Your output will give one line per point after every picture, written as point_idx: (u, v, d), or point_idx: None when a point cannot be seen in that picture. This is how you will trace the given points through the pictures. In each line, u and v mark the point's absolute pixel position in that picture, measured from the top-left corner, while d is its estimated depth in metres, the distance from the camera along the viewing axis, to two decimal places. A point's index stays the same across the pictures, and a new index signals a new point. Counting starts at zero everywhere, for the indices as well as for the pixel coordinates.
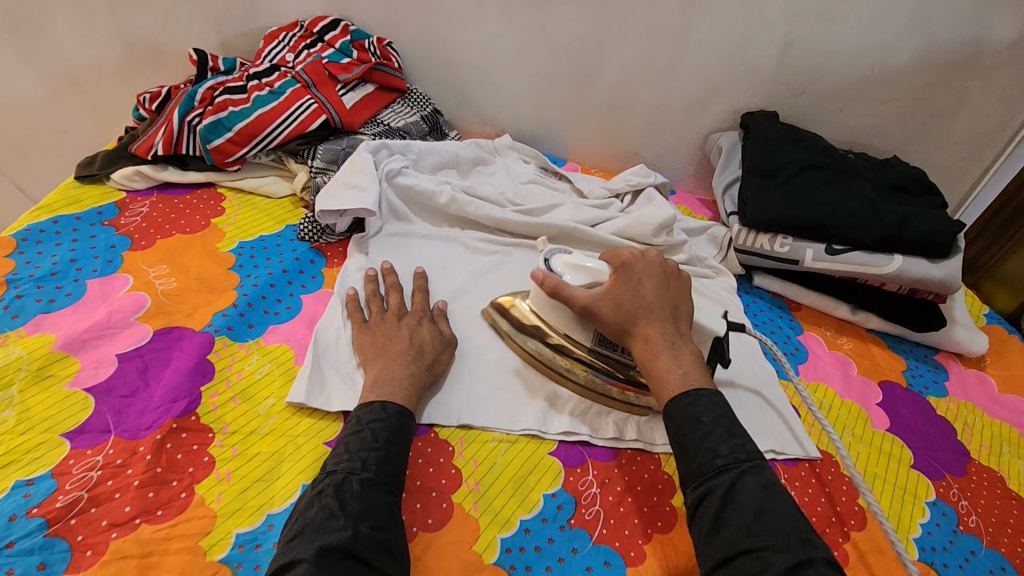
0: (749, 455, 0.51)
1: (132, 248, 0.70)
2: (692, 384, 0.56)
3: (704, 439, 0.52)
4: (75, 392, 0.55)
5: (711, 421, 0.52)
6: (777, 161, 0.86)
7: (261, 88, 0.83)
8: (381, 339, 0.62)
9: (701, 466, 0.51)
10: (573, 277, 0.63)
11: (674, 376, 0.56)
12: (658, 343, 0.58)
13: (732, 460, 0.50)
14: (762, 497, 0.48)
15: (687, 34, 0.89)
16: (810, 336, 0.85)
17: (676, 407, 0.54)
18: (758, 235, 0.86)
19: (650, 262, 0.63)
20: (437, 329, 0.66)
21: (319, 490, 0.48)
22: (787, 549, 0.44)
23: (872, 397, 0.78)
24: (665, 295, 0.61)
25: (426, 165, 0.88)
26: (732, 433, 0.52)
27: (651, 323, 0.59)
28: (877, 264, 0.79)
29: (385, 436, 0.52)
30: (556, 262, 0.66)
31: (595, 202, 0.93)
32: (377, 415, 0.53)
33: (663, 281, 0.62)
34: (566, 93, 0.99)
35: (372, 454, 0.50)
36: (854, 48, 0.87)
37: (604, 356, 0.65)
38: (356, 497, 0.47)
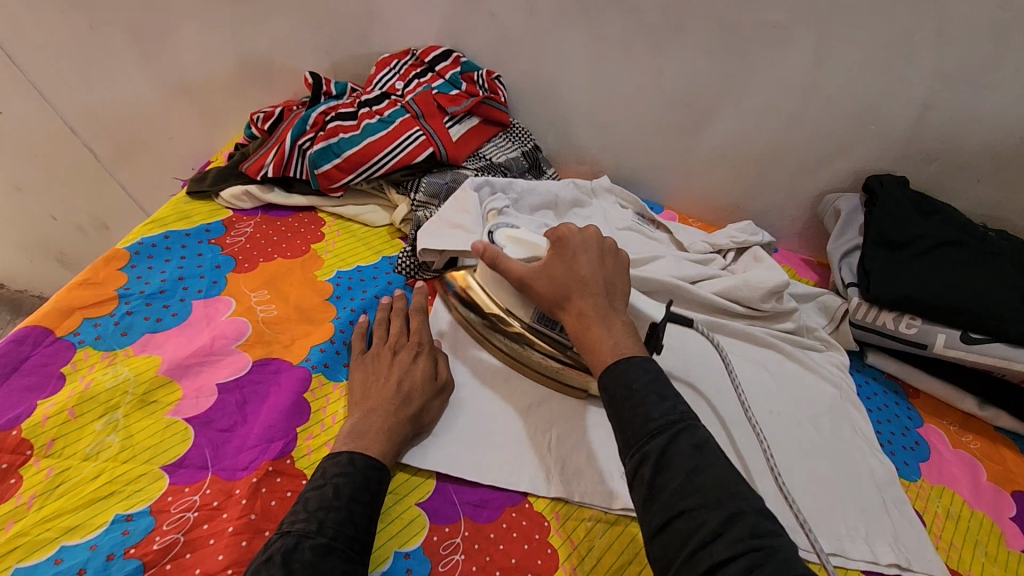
0: (682, 417, 0.47)
1: (235, 269, 0.70)
2: (623, 354, 0.53)
3: (637, 407, 0.48)
4: (177, 421, 0.54)
5: (643, 387, 0.49)
6: (907, 234, 0.79)
7: (372, 116, 0.83)
8: (370, 378, 0.59)
9: (636, 431, 0.47)
10: (511, 249, 0.65)
11: (605, 347, 0.53)
12: (591, 316, 0.56)
13: (665, 423, 0.46)
14: (693, 458, 0.44)
15: (815, 89, 0.83)
16: (931, 430, 0.77)
17: (609, 378, 0.51)
18: (881, 312, 0.79)
19: (586, 240, 0.61)
20: (433, 368, 0.61)
21: (266, 557, 0.42)
22: (721, 506, 0.41)
23: (1005, 510, 0.69)
24: (597, 270, 0.59)
25: (526, 205, 0.86)
26: (664, 397, 0.48)
27: (585, 298, 0.57)
28: (1022, 359, 0.71)
29: (348, 493, 0.47)
30: (499, 236, 0.68)
31: (697, 257, 0.88)
32: (343, 469, 0.49)
33: (599, 260, 0.60)
34: (672, 139, 0.94)
35: (330, 515, 0.45)
36: (1004, 116, 0.79)
37: (544, 336, 0.65)
38: (305, 568, 0.41)
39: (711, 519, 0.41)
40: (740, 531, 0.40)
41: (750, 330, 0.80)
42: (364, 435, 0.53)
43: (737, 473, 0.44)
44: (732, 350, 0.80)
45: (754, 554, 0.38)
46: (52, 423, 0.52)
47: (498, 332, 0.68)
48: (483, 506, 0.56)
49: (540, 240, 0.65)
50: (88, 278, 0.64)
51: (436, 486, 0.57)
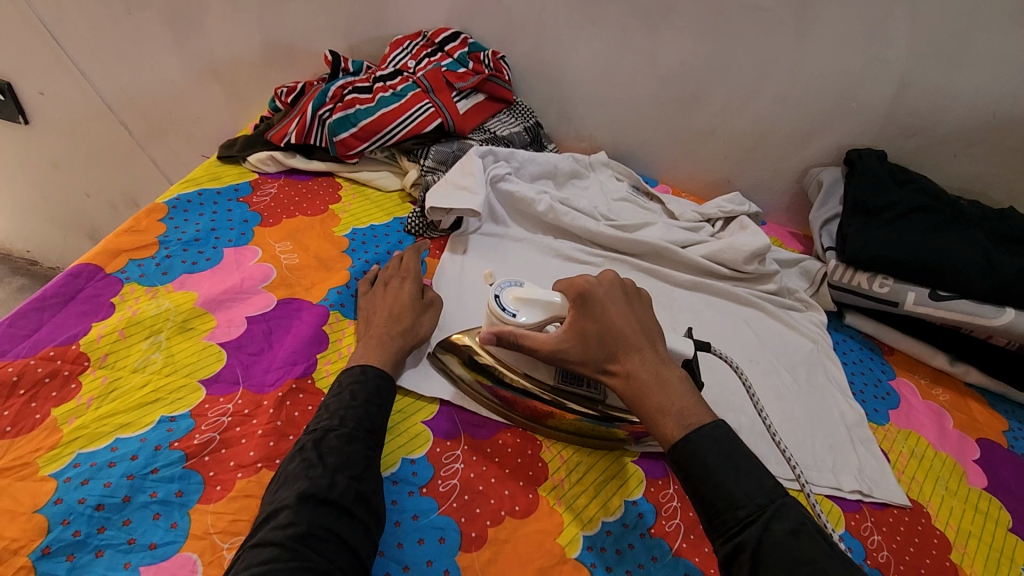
0: (770, 496, 0.45)
1: (261, 224, 0.78)
2: (690, 424, 0.50)
3: (718, 488, 0.46)
4: (212, 345, 0.62)
5: (722, 471, 0.47)
6: (882, 201, 0.85)
7: (386, 90, 0.90)
8: (369, 310, 0.67)
9: (722, 518, 0.46)
10: (527, 315, 0.61)
11: (669, 417, 0.51)
12: (641, 378, 0.54)
13: (754, 509, 0.45)
14: (790, 547, 0.42)
15: (798, 67, 0.89)
16: (902, 383, 0.83)
17: (681, 457, 0.49)
18: (856, 273, 0.85)
19: (612, 285, 0.60)
20: (419, 291, 0.69)
21: (300, 446, 0.50)
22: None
23: (968, 453, 0.74)
24: (632, 321, 0.58)
25: (527, 173, 0.92)
26: (743, 473, 0.46)
27: (627, 355, 0.55)
28: (985, 314, 0.76)
29: (364, 395, 0.55)
30: (507, 298, 0.63)
31: (686, 225, 0.94)
32: (358, 377, 0.56)
33: (628, 307, 0.59)
34: (666, 117, 1.01)
35: (350, 412, 0.52)
36: (976, 92, 0.85)
37: (571, 395, 0.63)
38: (334, 451, 0.49)
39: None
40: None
41: (733, 289, 0.86)
42: (365, 355, 0.60)
43: (837, 559, 0.42)
44: (715, 306, 0.86)
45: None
46: (105, 341, 0.59)
47: (519, 402, 0.63)
48: (481, 426, 0.63)
49: (552, 295, 0.62)
50: (133, 227, 0.72)
51: (440, 409, 0.63)
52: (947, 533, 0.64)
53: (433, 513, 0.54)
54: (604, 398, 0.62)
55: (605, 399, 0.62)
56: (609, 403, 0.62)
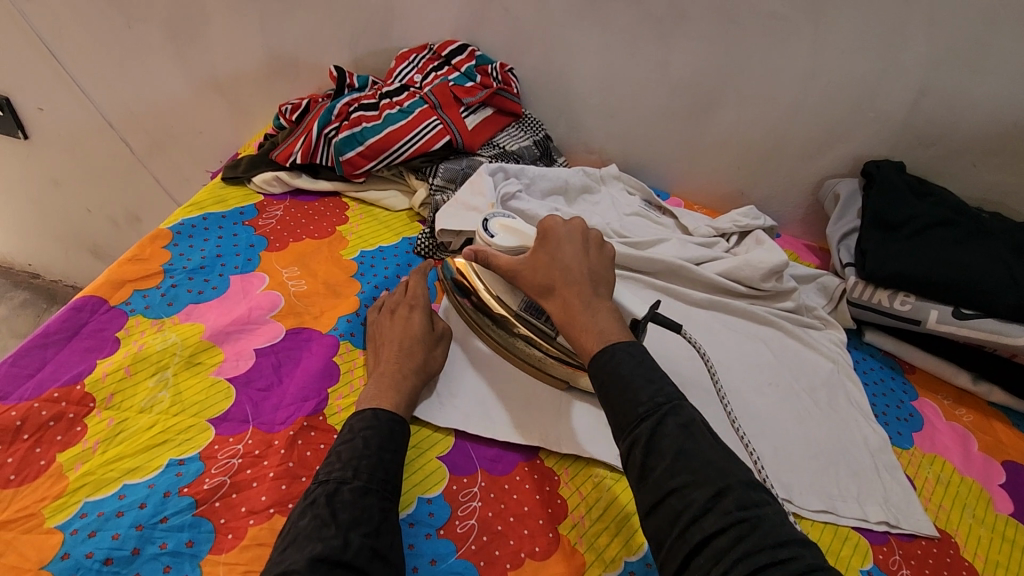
0: (667, 397, 0.49)
1: (268, 248, 0.76)
2: (610, 343, 0.55)
3: (625, 389, 0.50)
4: (220, 380, 0.60)
5: (630, 372, 0.51)
6: (902, 215, 0.83)
7: (392, 106, 0.88)
8: (377, 340, 0.65)
9: (624, 417, 0.49)
10: (502, 237, 0.69)
11: (592, 335, 0.56)
12: (575, 305, 0.59)
13: (653, 407, 0.48)
14: (680, 438, 0.46)
15: (814, 76, 0.87)
16: (925, 403, 0.81)
17: (597, 365, 0.53)
18: (876, 290, 0.83)
19: (572, 231, 0.65)
20: (428, 321, 0.67)
21: (312, 501, 0.48)
22: (709, 480, 0.43)
23: (995, 477, 0.72)
24: (583, 261, 0.62)
25: (537, 190, 0.90)
26: (649, 379, 0.50)
27: (569, 288, 0.60)
28: (1010, 332, 0.75)
29: (376, 442, 0.53)
30: (494, 224, 0.71)
31: (701, 240, 0.92)
32: (369, 423, 0.54)
33: (583, 250, 0.63)
34: (678, 128, 0.99)
35: (363, 462, 0.51)
36: (998, 101, 0.83)
37: (530, 323, 0.68)
38: (348, 507, 0.47)
39: (699, 492, 0.43)
40: (727, 502, 0.42)
41: (751, 308, 0.84)
42: (378, 397, 0.58)
43: (719, 448, 0.46)
44: (732, 326, 0.84)
45: (739, 525, 0.41)
46: (110, 380, 0.57)
47: (491, 321, 0.71)
48: (498, 461, 0.61)
49: (531, 229, 0.70)
50: (136, 255, 0.70)
51: (455, 443, 0.62)
52: (976, 564, 0.63)
53: (451, 557, 0.52)
54: (556, 334, 0.66)
55: (556, 336, 0.66)
56: (560, 342, 0.66)
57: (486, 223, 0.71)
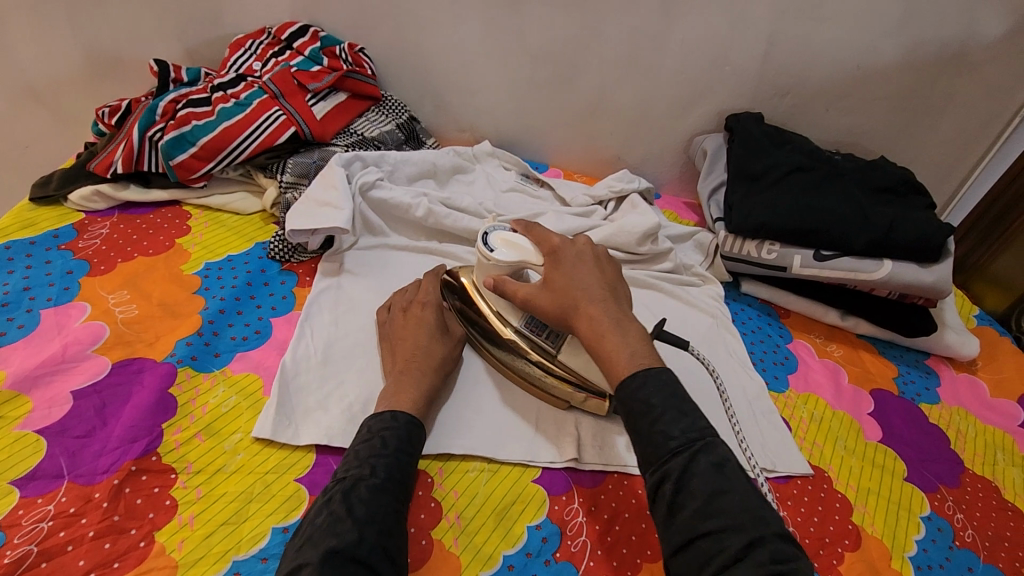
0: (701, 432, 0.47)
1: (90, 273, 0.67)
2: (641, 363, 0.51)
3: (655, 423, 0.48)
4: (27, 434, 0.52)
5: (662, 401, 0.48)
6: (762, 165, 0.84)
7: (226, 100, 0.79)
8: (394, 341, 0.65)
9: (656, 450, 0.47)
10: (501, 255, 0.63)
11: (624, 356, 0.52)
12: (604, 322, 0.54)
13: (685, 440, 0.47)
14: (713, 478, 0.45)
15: (668, 35, 0.86)
16: (799, 344, 0.84)
17: (625, 391, 0.50)
18: (745, 242, 0.84)
19: (580, 250, 0.61)
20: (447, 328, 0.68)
21: (328, 497, 0.48)
22: (744, 529, 0.42)
23: (863, 406, 0.76)
24: (600, 278, 0.59)
25: (402, 176, 0.85)
26: (682, 411, 0.48)
27: (593, 303, 0.56)
28: (866, 269, 0.78)
29: (394, 443, 0.53)
30: (494, 236, 0.65)
31: (578, 210, 0.91)
32: (388, 424, 0.54)
33: (598, 267, 0.60)
34: (546, 97, 0.96)
35: (381, 460, 0.51)
36: (839, 46, 0.85)
37: (531, 340, 0.64)
38: (365, 502, 0.47)
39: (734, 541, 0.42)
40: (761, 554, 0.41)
41: (630, 273, 0.84)
42: (396, 394, 0.58)
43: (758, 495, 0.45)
44: None
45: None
46: None
47: (492, 340, 0.67)
48: None
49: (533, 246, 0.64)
50: None
51: (317, 459, 0.56)
52: (848, 495, 0.66)
53: None
54: (558, 351, 0.63)
55: (559, 353, 0.63)
56: (563, 359, 0.63)
57: (485, 236, 0.65)
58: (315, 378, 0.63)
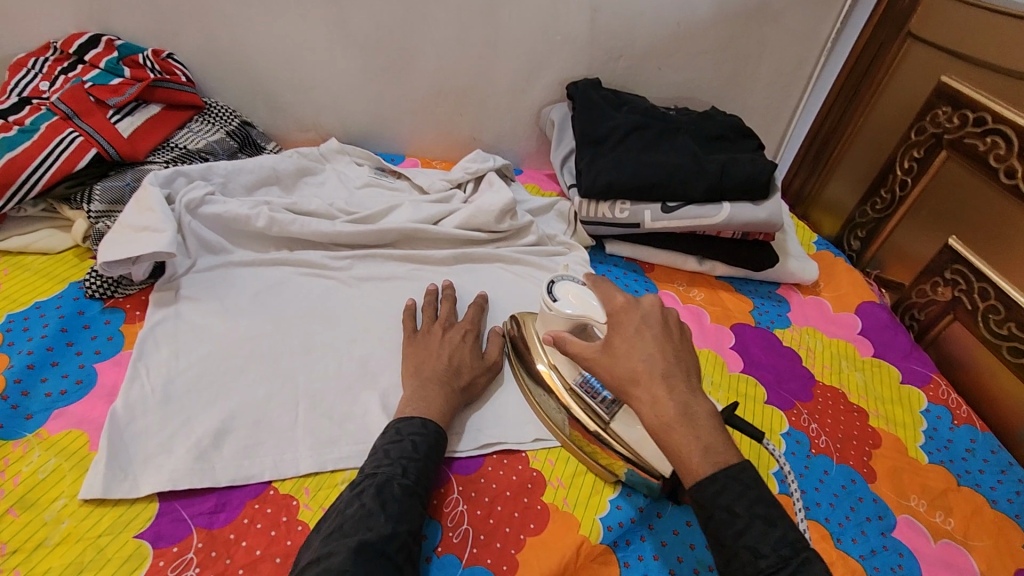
0: (794, 548, 0.43)
1: None
2: (718, 463, 0.45)
3: (741, 536, 0.44)
4: None
5: (746, 511, 0.44)
6: (604, 128, 0.87)
7: (8, 128, 0.70)
8: (422, 354, 0.64)
9: (744, 566, 0.43)
10: (567, 306, 0.60)
11: (696, 454, 0.46)
12: (664, 397, 0.47)
13: (778, 560, 0.42)
14: None
15: (495, 10, 0.86)
16: (664, 294, 0.87)
17: (702, 496, 0.45)
18: (598, 204, 0.86)
19: (647, 313, 0.53)
20: (480, 351, 0.67)
21: (360, 489, 0.50)
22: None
23: (725, 342, 0.81)
24: (668, 349, 0.50)
25: (238, 186, 0.79)
26: (771, 522, 0.44)
27: (657, 379, 0.48)
28: (709, 214, 0.82)
29: (424, 449, 0.54)
30: (559, 287, 0.62)
31: (436, 197, 0.89)
32: (419, 429, 0.55)
33: (665, 335, 0.52)
34: (387, 86, 0.92)
35: (412, 463, 0.52)
36: (657, 6, 0.89)
37: (584, 401, 0.60)
38: (396, 501, 0.49)
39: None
40: None
41: (496, 251, 0.83)
42: (425, 401, 0.58)
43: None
44: (480, 274, 0.82)
45: None
46: None
47: (542, 394, 0.64)
48: (218, 511, 0.52)
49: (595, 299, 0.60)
50: None
51: (161, 508, 0.51)
52: None
53: None
54: (610, 419, 0.59)
55: (611, 421, 0.59)
56: (615, 428, 0.58)
57: (551, 286, 0.63)
58: (157, 417, 0.57)
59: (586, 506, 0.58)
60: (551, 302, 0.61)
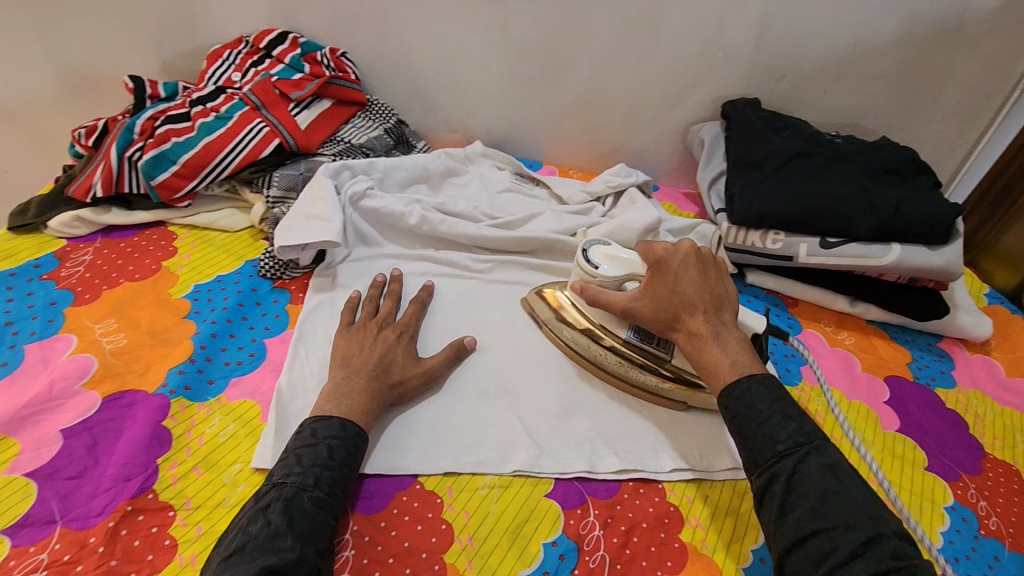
0: (808, 436, 0.49)
1: (75, 303, 0.65)
2: (744, 371, 0.54)
3: (762, 426, 0.50)
4: (15, 479, 0.50)
5: (767, 408, 0.50)
6: (762, 152, 0.82)
7: (206, 114, 0.77)
8: (353, 346, 0.61)
9: (762, 452, 0.49)
10: (608, 270, 0.66)
11: (724, 364, 0.55)
12: (704, 334, 0.57)
13: (793, 445, 0.48)
14: (826, 479, 0.46)
15: (657, 23, 0.84)
16: (809, 334, 0.81)
17: (729, 396, 0.52)
18: (748, 232, 0.81)
19: (686, 254, 0.61)
20: (414, 351, 0.64)
21: (265, 505, 0.47)
22: (859, 527, 0.43)
23: (879, 395, 0.74)
24: (704, 288, 0.59)
25: (393, 182, 0.83)
26: (789, 416, 0.50)
27: (694, 312, 0.58)
28: (874, 254, 0.76)
29: (341, 455, 0.51)
30: (594, 253, 0.68)
31: (575, 208, 0.88)
32: (337, 432, 0.52)
33: (702, 276, 0.60)
34: (537, 93, 0.93)
35: (326, 473, 0.50)
36: (833, 25, 0.83)
37: (641, 349, 0.65)
38: (305, 517, 0.46)
39: (849, 537, 0.42)
40: (880, 550, 0.41)
41: None
42: (350, 398, 0.56)
43: (869, 494, 0.45)
44: None
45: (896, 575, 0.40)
46: None
47: (584, 343, 0.68)
48: (370, 497, 0.55)
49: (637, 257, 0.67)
50: None
51: None
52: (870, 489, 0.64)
53: None
54: (671, 356, 0.64)
55: (672, 357, 0.64)
56: (677, 362, 0.64)
57: (585, 253, 0.68)
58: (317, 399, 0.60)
59: (727, 552, 0.55)
60: (592, 267, 0.67)
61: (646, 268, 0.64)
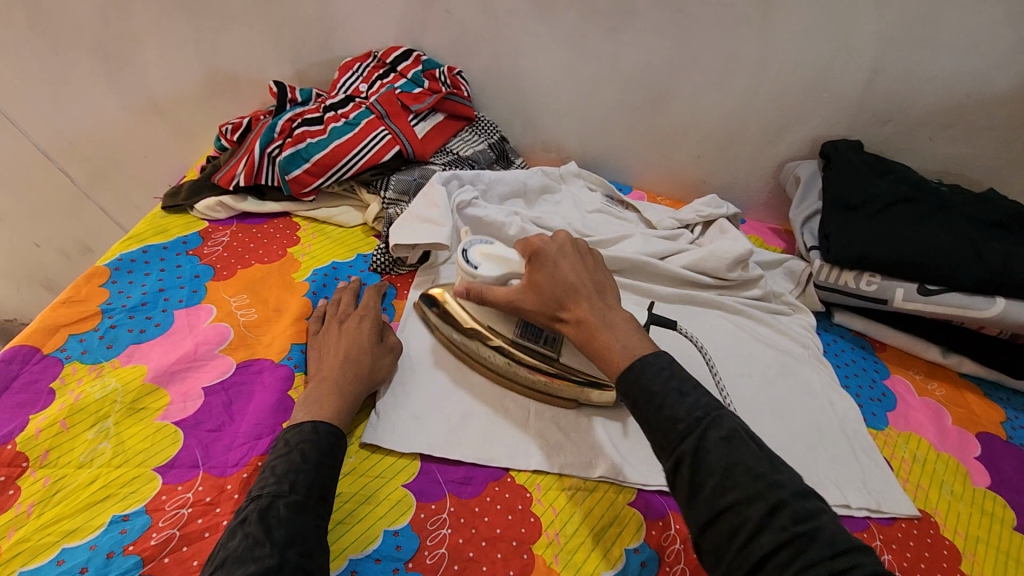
0: (706, 409, 0.48)
1: (214, 278, 0.73)
2: (635, 353, 0.53)
3: (662, 407, 0.49)
4: (166, 425, 0.57)
5: (662, 387, 0.49)
6: (863, 194, 0.82)
7: (337, 119, 0.85)
8: (321, 352, 0.63)
9: (667, 434, 0.47)
10: (487, 269, 0.66)
11: (616, 347, 0.54)
12: (590, 320, 0.57)
13: (692, 423, 0.47)
14: (726, 452, 0.45)
15: (765, 62, 0.86)
16: (897, 380, 0.80)
17: (626, 382, 0.51)
18: (841, 272, 0.82)
19: (562, 245, 0.64)
20: (378, 336, 0.65)
21: (243, 518, 0.45)
22: (760, 496, 0.43)
23: (970, 450, 0.72)
24: (584, 274, 0.61)
25: (495, 194, 0.88)
26: (683, 392, 0.49)
27: (579, 300, 0.59)
28: (977, 306, 0.75)
29: (316, 457, 0.51)
30: (474, 253, 0.68)
31: (664, 233, 0.90)
32: (308, 436, 0.52)
33: (580, 262, 0.63)
34: (636, 121, 0.97)
35: (302, 476, 0.49)
36: (947, 74, 0.83)
37: (528, 348, 0.67)
38: (283, 523, 0.45)
39: (751, 510, 0.42)
40: (783, 517, 0.42)
41: (720, 300, 0.83)
42: (317, 405, 0.56)
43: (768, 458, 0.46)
44: (704, 316, 0.82)
45: (799, 540, 0.40)
46: (45, 435, 0.54)
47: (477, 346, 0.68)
48: (467, 483, 0.59)
49: (512, 252, 0.67)
50: (72, 296, 0.67)
51: (421, 467, 0.59)
52: (955, 541, 0.62)
53: None
54: (559, 354, 0.66)
55: (560, 355, 0.66)
56: (564, 359, 0.66)
57: (466, 254, 0.68)
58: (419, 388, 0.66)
59: None
60: (473, 269, 0.66)
61: (523, 265, 0.64)
